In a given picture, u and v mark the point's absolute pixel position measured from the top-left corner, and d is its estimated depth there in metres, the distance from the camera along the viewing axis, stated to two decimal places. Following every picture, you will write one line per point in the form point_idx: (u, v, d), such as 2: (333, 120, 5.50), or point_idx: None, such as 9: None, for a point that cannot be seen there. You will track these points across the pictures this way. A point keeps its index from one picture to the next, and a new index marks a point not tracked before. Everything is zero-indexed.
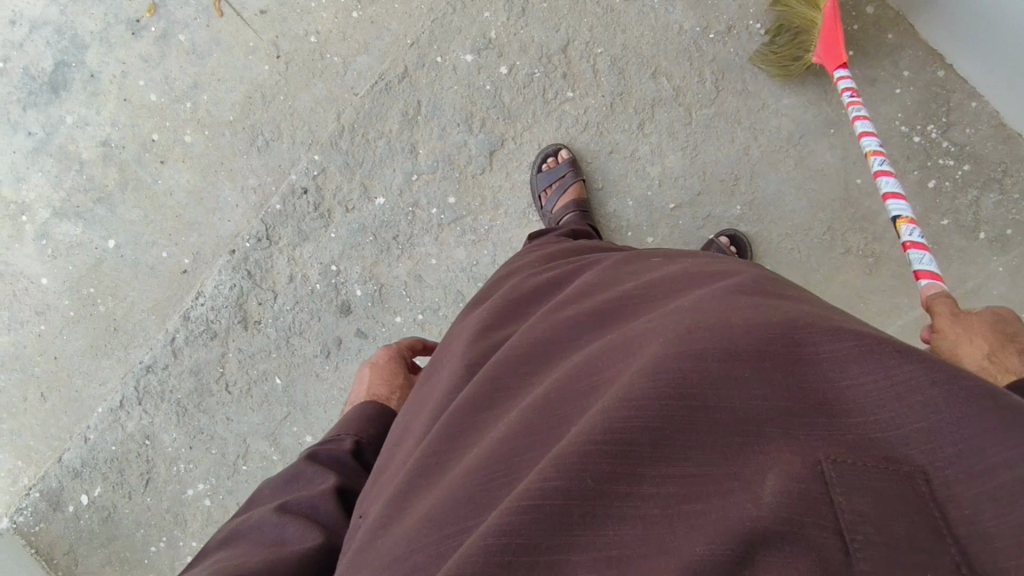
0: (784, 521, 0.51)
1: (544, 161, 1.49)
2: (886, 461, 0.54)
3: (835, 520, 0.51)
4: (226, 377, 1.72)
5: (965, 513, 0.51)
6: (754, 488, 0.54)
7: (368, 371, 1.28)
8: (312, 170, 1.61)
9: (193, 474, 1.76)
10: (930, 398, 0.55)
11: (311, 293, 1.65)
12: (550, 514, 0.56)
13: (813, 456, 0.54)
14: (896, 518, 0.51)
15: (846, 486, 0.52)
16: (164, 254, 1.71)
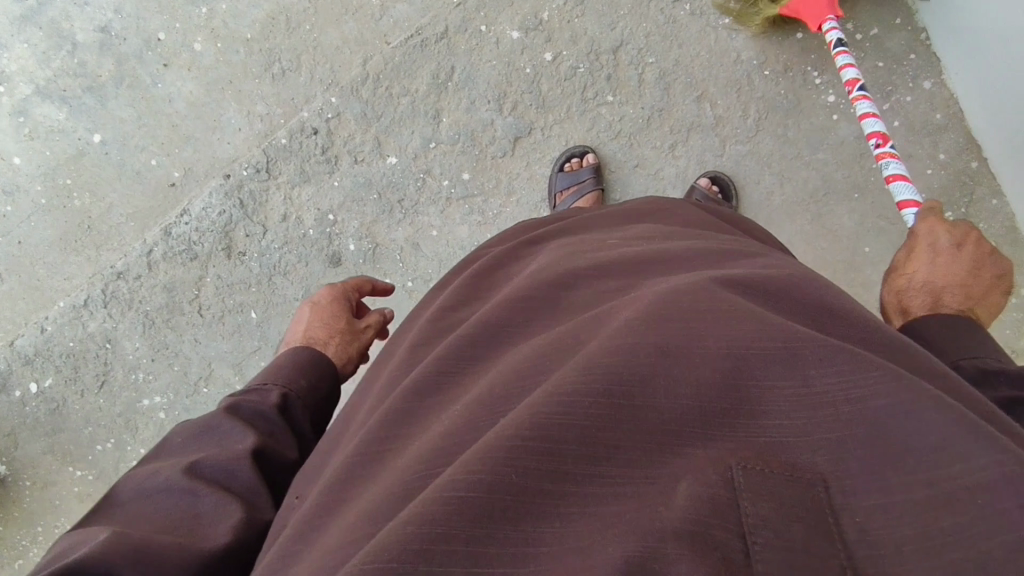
0: (693, 529, 0.45)
1: (568, 161, 1.44)
2: (791, 470, 0.49)
3: (738, 523, 0.45)
4: (200, 300, 1.66)
5: (859, 523, 0.47)
6: (668, 492, 0.48)
7: (306, 310, 1.11)
8: (326, 111, 1.54)
9: (151, 386, 1.72)
10: (840, 413, 0.51)
11: (302, 237, 1.59)
12: (457, 511, 0.47)
13: (719, 462, 0.49)
14: (794, 522, 0.46)
15: (752, 488, 0.47)
16: (153, 161, 1.64)
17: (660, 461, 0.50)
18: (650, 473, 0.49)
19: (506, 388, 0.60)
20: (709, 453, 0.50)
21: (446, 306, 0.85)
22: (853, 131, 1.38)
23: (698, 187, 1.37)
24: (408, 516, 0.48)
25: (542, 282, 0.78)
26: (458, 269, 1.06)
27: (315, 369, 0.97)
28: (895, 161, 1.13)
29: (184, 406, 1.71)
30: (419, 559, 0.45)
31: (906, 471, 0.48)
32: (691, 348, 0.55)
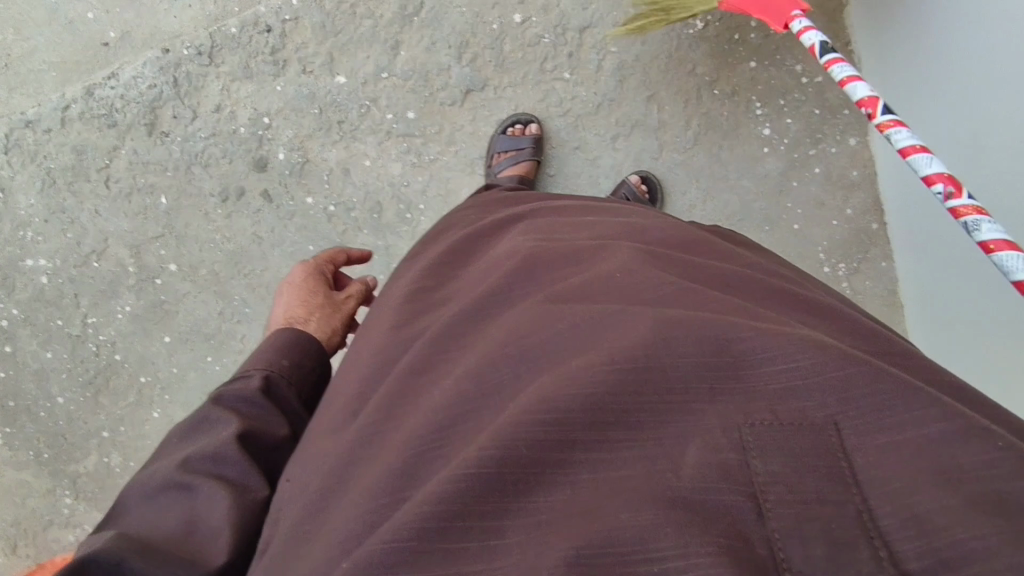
0: (703, 492, 0.49)
1: (512, 126, 1.46)
2: (799, 423, 0.52)
3: (749, 483, 0.50)
4: (110, 171, 1.61)
5: (872, 463, 0.50)
6: (675, 455, 0.52)
7: (283, 289, 1.10)
8: (286, 13, 1.50)
9: (39, 248, 1.68)
10: (840, 363, 0.53)
11: (232, 133, 1.56)
12: (472, 489, 0.53)
13: (725, 425, 0.53)
14: (809, 473, 0.50)
15: (760, 446, 0.51)
16: (89, 16, 1.54)
17: (670, 430, 0.54)
18: (658, 434, 0.54)
19: (508, 357, 0.64)
20: (715, 415, 0.54)
21: (432, 269, 0.88)
22: (778, 167, 1.45)
23: (629, 183, 1.43)
24: (423, 504, 0.54)
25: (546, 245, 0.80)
26: (428, 240, 1.06)
27: (300, 350, 0.95)
28: (903, 129, 0.90)
29: (70, 276, 1.69)
30: (438, 535, 0.53)
31: (901, 407, 0.51)
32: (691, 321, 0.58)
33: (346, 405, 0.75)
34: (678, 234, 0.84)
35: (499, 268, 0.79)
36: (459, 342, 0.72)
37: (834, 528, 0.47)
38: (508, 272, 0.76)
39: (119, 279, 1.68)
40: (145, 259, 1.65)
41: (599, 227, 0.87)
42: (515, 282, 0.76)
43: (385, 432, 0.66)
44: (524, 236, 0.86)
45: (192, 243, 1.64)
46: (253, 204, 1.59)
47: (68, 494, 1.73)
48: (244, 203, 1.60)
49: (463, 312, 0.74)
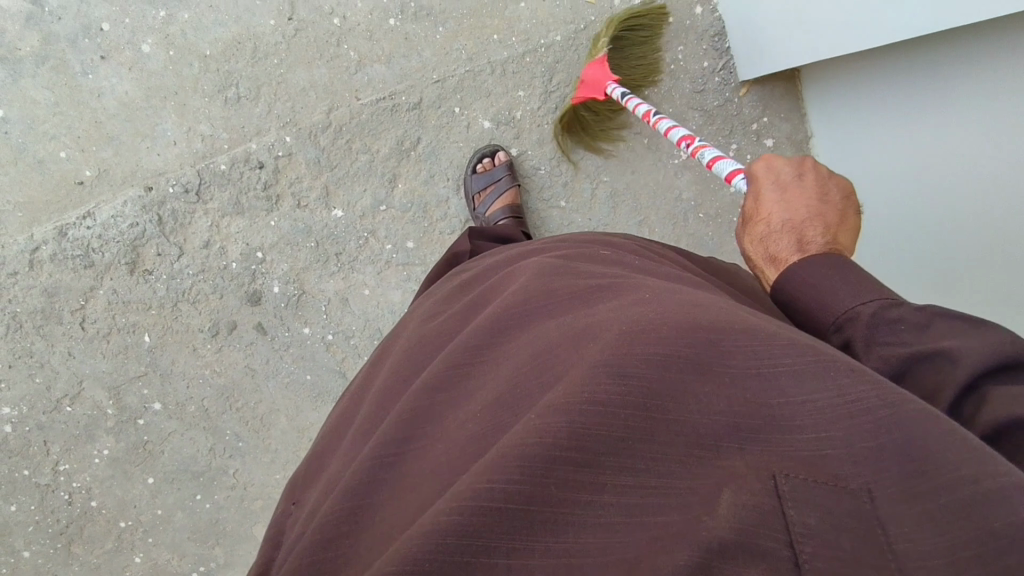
0: (740, 539, 0.46)
1: (479, 162, 1.45)
2: (835, 478, 0.49)
3: (784, 531, 0.46)
4: (86, 312, 1.52)
5: (909, 535, 0.46)
6: (708, 504, 0.49)
7: None
8: (277, 149, 1.46)
9: (3, 395, 1.55)
10: (875, 417, 0.50)
11: (222, 268, 1.50)
12: (491, 524, 0.50)
13: (762, 471, 0.49)
14: (844, 532, 0.46)
15: (795, 498, 0.48)
16: (62, 154, 1.46)
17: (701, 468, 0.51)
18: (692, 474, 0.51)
19: (530, 397, 0.62)
20: (748, 453, 0.51)
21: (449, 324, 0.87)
22: None
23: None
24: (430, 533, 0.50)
25: (559, 289, 0.77)
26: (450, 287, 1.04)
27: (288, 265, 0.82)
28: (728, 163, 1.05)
29: (38, 423, 1.57)
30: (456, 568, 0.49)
31: (937, 461, 0.47)
32: (724, 353, 0.56)
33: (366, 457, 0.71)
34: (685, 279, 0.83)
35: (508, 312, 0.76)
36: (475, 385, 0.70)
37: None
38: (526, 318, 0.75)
39: (96, 423, 1.57)
40: (126, 400, 1.56)
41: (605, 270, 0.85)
42: (533, 320, 0.74)
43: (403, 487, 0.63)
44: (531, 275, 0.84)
45: (178, 380, 1.56)
46: (245, 337, 1.54)
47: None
48: (236, 337, 1.54)
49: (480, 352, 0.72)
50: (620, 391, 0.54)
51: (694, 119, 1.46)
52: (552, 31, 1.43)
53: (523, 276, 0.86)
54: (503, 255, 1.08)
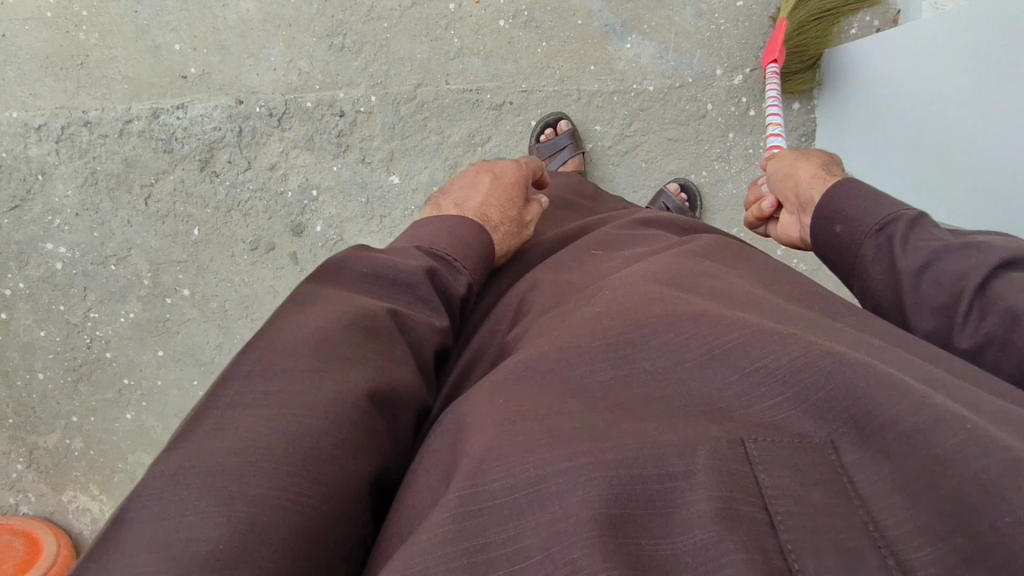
0: (718, 502, 0.46)
1: (544, 129, 1.46)
2: (798, 439, 0.50)
3: (757, 495, 0.46)
4: (153, 190, 1.66)
5: (872, 474, 0.46)
6: (683, 459, 0.49)
7: (488, 184, 1.06)
8: (360, 104, 1.54)
9: (63, 236, 1.72)
10: (811, 387, 0.52)
11: (279, 194, 1.61)
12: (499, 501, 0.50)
13: (726, 438, 0.51)
14: (813, 487, 0.46)
15: (763, 460, 0.48)
16: (176, 47, 1.58)
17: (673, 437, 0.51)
18: (658, 438, 0.52)
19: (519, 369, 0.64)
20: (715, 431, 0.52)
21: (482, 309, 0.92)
22: None
23: (671, 194, 1.41)
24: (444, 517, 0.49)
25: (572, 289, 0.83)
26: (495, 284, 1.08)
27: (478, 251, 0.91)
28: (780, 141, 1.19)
29: (85, 270, 1.73)
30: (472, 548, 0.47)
31: (878, 408, 0.48)
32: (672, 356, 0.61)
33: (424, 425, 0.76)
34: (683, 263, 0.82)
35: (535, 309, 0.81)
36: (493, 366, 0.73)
37: (844, 540, 0.43)
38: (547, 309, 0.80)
39: (130, 287, 1.72)
40: (162, 277, 1.70)
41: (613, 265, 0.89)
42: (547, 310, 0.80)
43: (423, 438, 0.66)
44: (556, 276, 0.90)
45: (211, 277, 1.68)
46: (279, 260, 1.64)
47: (21, 461, 1.79)
48: (271, 257, 1.65)
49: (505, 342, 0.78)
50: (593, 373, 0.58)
51: None
52: (646, 80, 1.44)
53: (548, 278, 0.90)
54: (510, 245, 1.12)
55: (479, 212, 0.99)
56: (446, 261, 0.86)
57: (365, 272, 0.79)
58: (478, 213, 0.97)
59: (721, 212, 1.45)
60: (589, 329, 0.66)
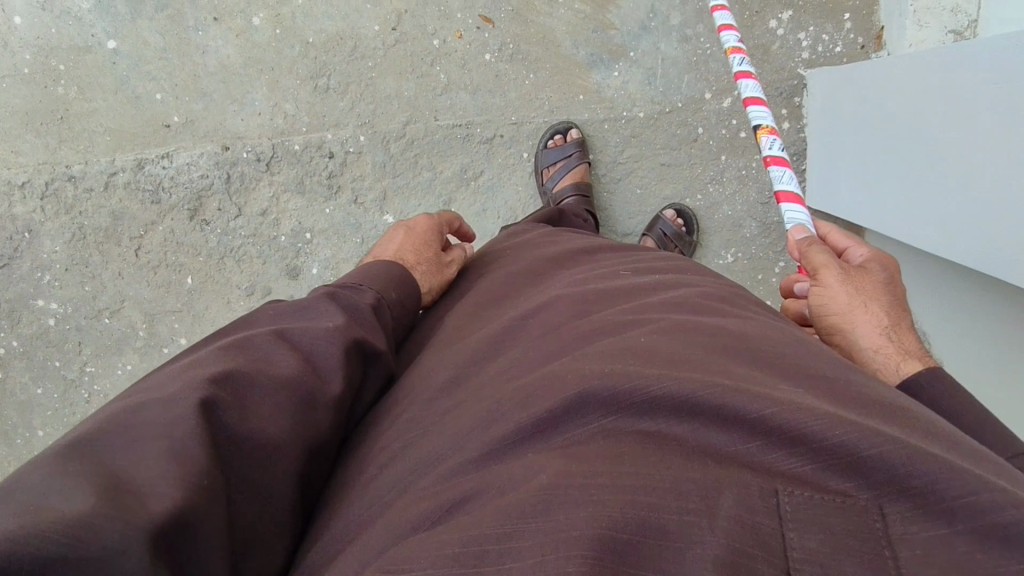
0: (738, 558, 0.46)
1: (551, 138, 1.46)
2: (840, 496, 0.49)
3: (782, 556, 0.47)
4: (143, 242, 1.63)
5: (918, 555, 0.46)
6: (712, 509, 0.49)
7: (400, 231, 1.07)
8: (349, 145, 1.52)
9: (54, 291, 1.69)
10: (867, 438, 0.49)
11: (272, 238, 1.59)
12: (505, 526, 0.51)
13: (762, 484, 0.50)
14: (844, 553, 0.46)
15: (795, 517, 0.48)
16: (156, 96, 1.56)
17: (709, 472, 0.51)
18: (693, 476, 0.51)
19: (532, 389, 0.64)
20: (750, 470, 0.51)
21: (470, 315, 0.92)
22: None
23: (666, 219, 1.42)
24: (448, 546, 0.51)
25: (577, 299, 0.82)
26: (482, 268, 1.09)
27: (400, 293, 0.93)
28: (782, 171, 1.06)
29: (79, 324, 1.70)
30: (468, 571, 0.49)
31: (944, 488, 0.47)
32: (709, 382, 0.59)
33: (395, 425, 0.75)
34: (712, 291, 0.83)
35: (522, 323, 0.82)
36: (479, 381, 0.75)
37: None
38: (546, 321, 0.80)
39: (126, 339, 1.70)
40: (158, 327, 1.67)
41: (639, 283, 0.87)
42: (543, 323, 0.80)
43: (405, 460, 0.69)
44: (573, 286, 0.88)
45: (206, 325, 1.66)
46: None
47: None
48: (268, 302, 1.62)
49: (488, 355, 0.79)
50: (630, 393, 0.57)
51: (748, 227, 1.44)
52: (636, 106, 1.44)
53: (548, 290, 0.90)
54: (527, 242, 1.11)
55: (395, 259, 1.00)
56: (350, 286, 0.88)
57: (271, 315, 0.80)
58: (392, 260, 0.99)
59: (717, 234, 1.45)
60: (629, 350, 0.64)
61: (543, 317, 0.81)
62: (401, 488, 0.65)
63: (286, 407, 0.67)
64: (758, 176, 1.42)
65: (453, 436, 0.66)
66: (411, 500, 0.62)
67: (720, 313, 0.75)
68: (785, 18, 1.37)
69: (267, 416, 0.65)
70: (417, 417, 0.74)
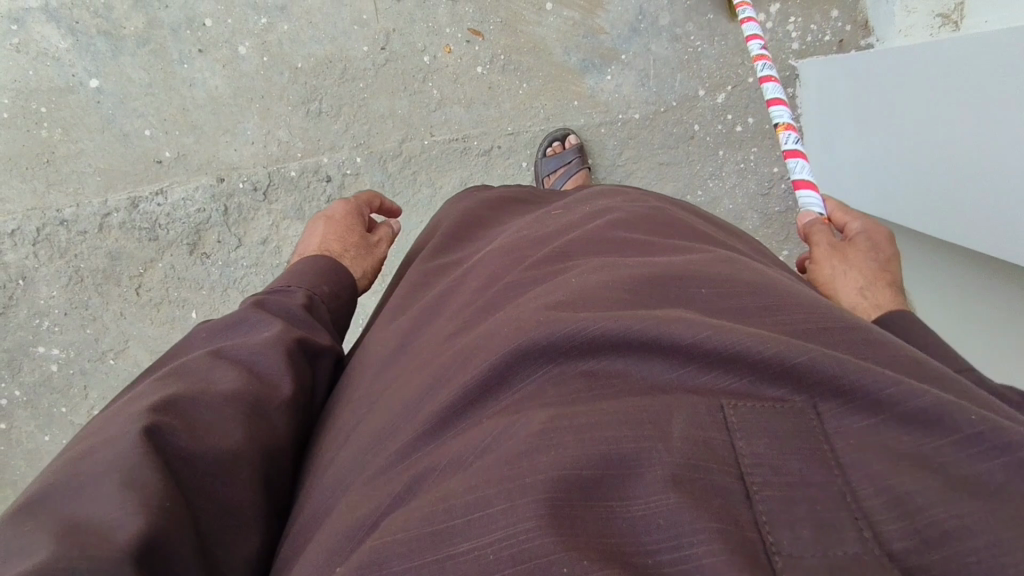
0: (692, 471, 0.42)
1: (549, 144, 1.45)
2: (779, 403, 0.45)
3: (734, 464, 0.43)
4: (143, 280, 1.59)
5: (852, 443, 0.43)
6: (661, 428, 0.45)
7: (319, 223, 1.04)
8: (346, 167, 1.51)
9: (55, 337, 1.62)
10: (796, 347, 0.46)
11: (275, 266, 1.57)
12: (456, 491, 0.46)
13: (704, 403, 0.46)
14: (796, 455, 0.42)
15: (742, 427, 0.44)
16: (145, 132, 1.53)
17: (648, 402, 0.47)
18: (636, 405, 0.47)
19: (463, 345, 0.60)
20: (692, 396, 0.47)
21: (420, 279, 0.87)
22: None
23: None
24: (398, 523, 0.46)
25: (512, 244, 0.78)
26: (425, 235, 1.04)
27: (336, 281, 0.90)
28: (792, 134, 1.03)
29: (83, 368, 1.64)
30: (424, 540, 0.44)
31: (877, 380, 0.44)
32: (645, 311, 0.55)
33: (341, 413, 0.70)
34: (635, 218, 0.77)
35: (462, 276, 0.78)
36: (422, 342, 0.70)
37: (822, 512, 0.40)
38: (481, 270, 0.76)
39: None
40: None
41: (565, 221, 0.82)
42: (479, 272, 0.75)
43: (353, 437, 0.64)
44: (503, 239, 0.82)
45: None
46: None
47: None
48: None
49: (431, 314, 0.74)
50: (565, 340, 0.52)
51: (750, 218, 1.45)
52: (631, 108, 1.45)
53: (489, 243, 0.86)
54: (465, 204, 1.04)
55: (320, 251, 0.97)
56: (278, 290, 0.83)
57: (204, 336, 0.76)
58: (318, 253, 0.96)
59: None
60: (557, 293, 0.60)
61: (478, 268, 0.77)
62: (348, 463, 0.61)
63: (238, 416, 0.62)
64: (756, 167, 1.44)
65: (395, 401, 0.62)
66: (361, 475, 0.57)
67: (651, 243, 0.70)
68: (772, 12, 1.39)
69: (221, 431, 0.60)
70: (359, 399, 0.69)
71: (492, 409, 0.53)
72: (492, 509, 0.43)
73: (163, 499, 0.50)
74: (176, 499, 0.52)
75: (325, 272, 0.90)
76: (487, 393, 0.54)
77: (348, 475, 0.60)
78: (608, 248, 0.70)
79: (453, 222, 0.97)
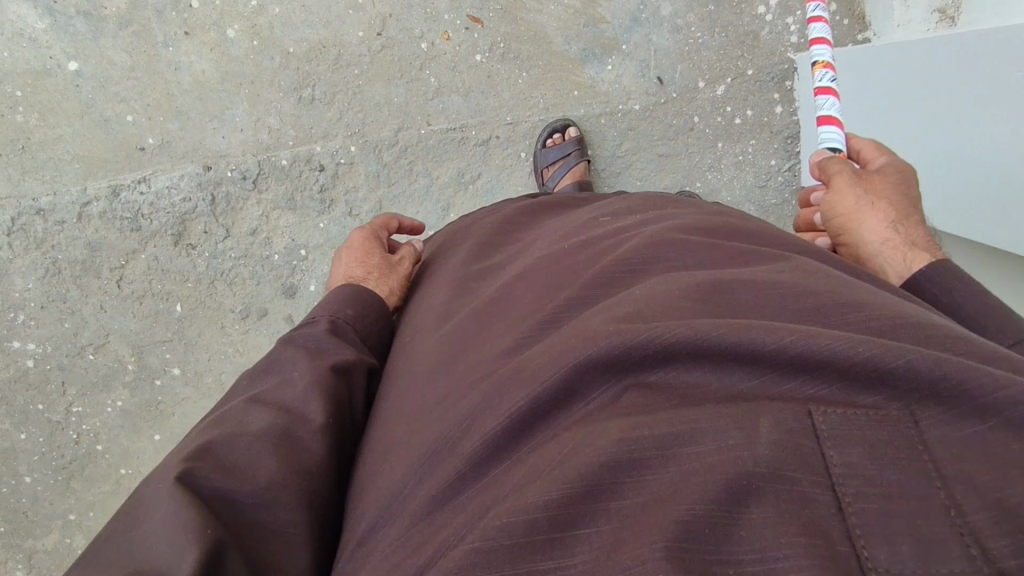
0: (780, 480, 0.44)
1: (550, 135, 1.43)
2: (873, 409, 0.46)
3: (825, 474, 0.44)
4: (124, 272, 1.52)
5: (955, 454, 0.43)
6: (750, 437, 0.46)
7: (340, 253, 1.00)
8: (340, 156, 1.47)
9: (30, 331, 1.55)
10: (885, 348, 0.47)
11: (265, 257, 1.51)
12: (540, 498, 0.47)
13: (791, 409, 0.47)
14: (892, 465, 0.43)
15: (833, 434, 0.45)
16: (128, 117, 1.47)
17: (733, 410, 0.48)
18: (723, 414, 0.48)
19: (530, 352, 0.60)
20: (778, 403, 0.49)
21: (462, 276, 0.86)
22: None
23: None
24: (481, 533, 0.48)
25: (561, 248, 0.78)
26: (457, 233, 1.03)
27: (361, 301, 0.86)
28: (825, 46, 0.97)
29: (60, 364, 1.56)
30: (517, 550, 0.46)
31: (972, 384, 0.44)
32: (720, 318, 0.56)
33: (392, 423, 0.69)
34: (686, 218, 0.77)
35: (508, 279, 0.77)
36: (471, 343, 0.70)
37: (921, 525, 0.41)
38: (533, 270, 0.76)
39: (114, 375, 1.56)
40: (148, 359, 1.55)
41: (611, 225, 0.82)
42: (528, 277, 0.75)
43: (405, 441, 0.64)
44: (548, 245, 0.82)
45: (201, 352, 1.55)
46: (273, 325, 1.54)
47: (18, 568, 1.60)
48: (265, 323, 1.54)
49: (476, 316, 0.74)
50: (643, 349, 0.52)
51: (748, 211, 1.45)
52: (631, 99, 1.44)
53: (534, 246, 0.86)
54: (500, 211, 1.03)
55: (347, 279, 0.93)
56: (302, 323, 0.81)
57: (244, 383, 0.76)
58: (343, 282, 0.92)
59: None
60: (629, 302, 0.60)
61: (525, 273, 0.77)
62: (404, 467, 0.61)
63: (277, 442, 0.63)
64: (754, 160, 1.44)
65: (452, 407, 0.62)
66: (422, 483, 0.58)
67: (711, 244, 0.70)
68: (771, 4, 1.39)
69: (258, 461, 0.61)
70: (414, 404, 0.68)
71: (570, 418, 0.54)
72: (578, 532, 0.47)
73: (207, 529, 0.52)
74: (221, 529, 0.54)
75: (347, 295, 0.86)
76: (558, 405, 0.55)
77: (402, 482, 0.60)
78: (670, 250, 0.70)
79: (487, 230, 0.96)
